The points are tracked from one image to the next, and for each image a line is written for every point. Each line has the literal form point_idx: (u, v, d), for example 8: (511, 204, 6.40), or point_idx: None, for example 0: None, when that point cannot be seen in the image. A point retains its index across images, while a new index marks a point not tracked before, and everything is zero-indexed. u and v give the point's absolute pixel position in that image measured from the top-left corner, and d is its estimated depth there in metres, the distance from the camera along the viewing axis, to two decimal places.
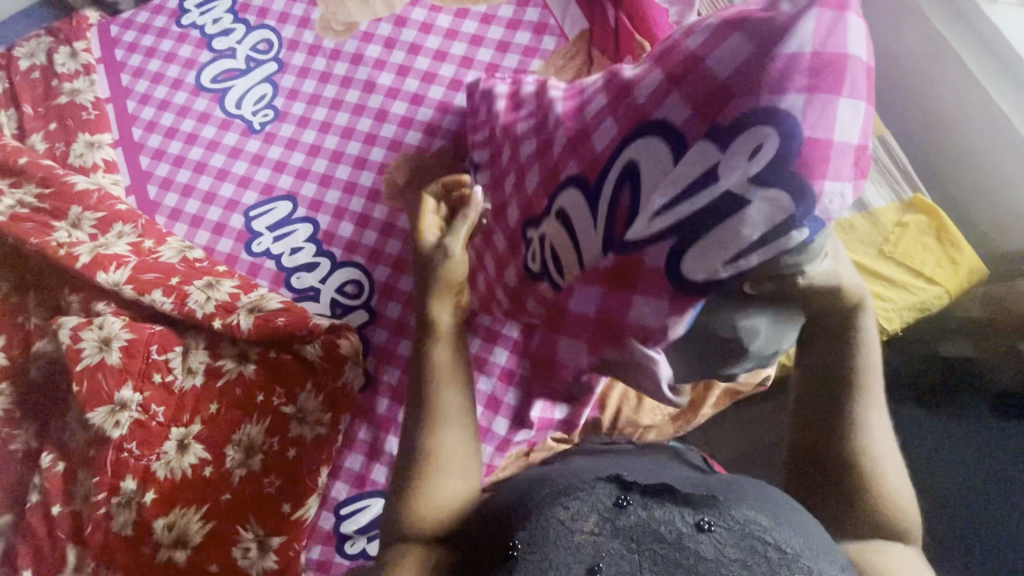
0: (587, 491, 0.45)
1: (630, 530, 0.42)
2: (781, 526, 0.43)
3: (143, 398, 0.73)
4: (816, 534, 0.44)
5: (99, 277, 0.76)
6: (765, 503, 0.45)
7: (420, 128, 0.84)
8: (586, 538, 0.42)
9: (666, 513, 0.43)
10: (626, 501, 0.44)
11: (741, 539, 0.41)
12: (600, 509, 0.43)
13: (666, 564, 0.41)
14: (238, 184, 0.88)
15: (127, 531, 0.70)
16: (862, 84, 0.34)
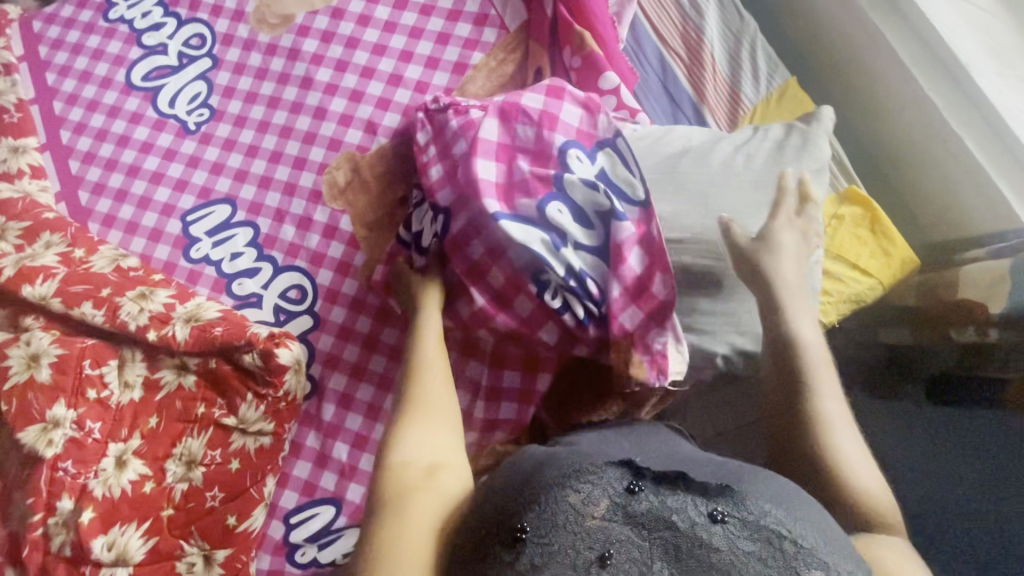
0: (599, 475, 0.46)
1: (640, 517, 0.44)
2: (798, 521, 0.43)
3: (77, 415, 0.70)
4: (831, 527, 0.45)
5: (26, 290, 0.73)
6: (784, 497, 0.46)
7: (360, 125, 0.81)
8: (596, 523, 0.43)
9: (678, 502, 0.44)
10: (638, 488, 0.45)
11: (754, 533, 0.42)
12: (610, 493, 0.45)
13: (676, 553, 0.42)
14: (174, 188, 0.85)
15: (67, 550, 0.67)
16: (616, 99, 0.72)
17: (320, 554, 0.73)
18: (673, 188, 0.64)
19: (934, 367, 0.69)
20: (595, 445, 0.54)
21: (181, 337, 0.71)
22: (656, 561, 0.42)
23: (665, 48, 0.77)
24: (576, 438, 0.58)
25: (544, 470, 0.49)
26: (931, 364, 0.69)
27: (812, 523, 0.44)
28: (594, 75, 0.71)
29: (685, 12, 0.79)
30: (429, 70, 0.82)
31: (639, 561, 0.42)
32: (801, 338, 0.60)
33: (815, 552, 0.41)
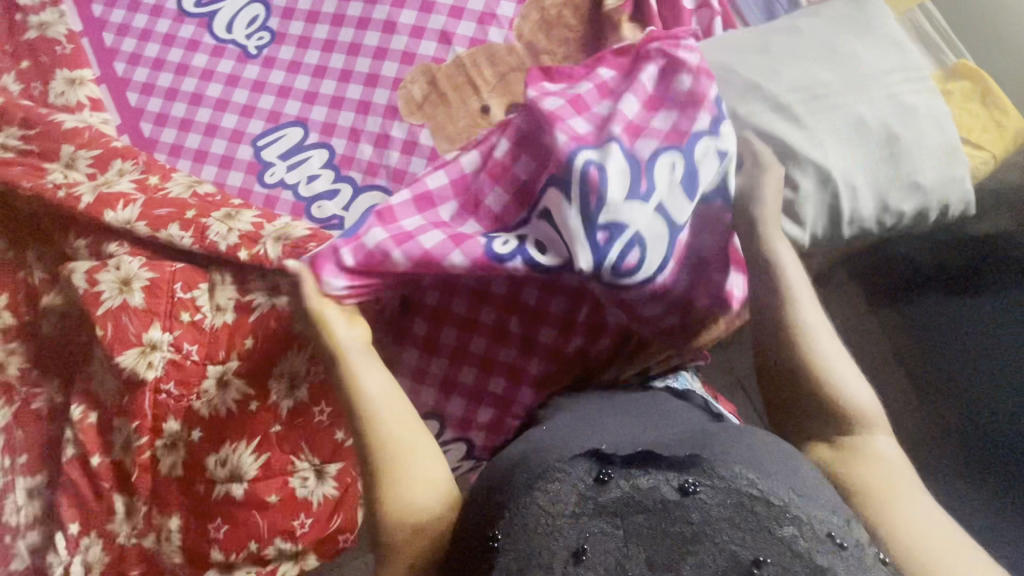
0: (565, 471, 0.45)
1: (613, 505, 0.42)
2: (768, 479, 0.43)
3: (173, 338, 0.69)
4: (812, 487, 0.43)
5: (108, 216, 0.71)
6: (754, 458, 0.45)
7: (433, 37, 0.79)
8: (567, 519, 0.42)
9: (650, 480, 0.43)
10: (606, 476, 0.44)
11: (724, 498, 0.41)
12: (580, 488, 0.43)
13: (652, 534, 0.40)
14: (240, 113, 0.82)
15: (179, 471, 0.68)
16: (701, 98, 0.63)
17: None
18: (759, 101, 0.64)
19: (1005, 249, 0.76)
20: (567, 424, 0.54)
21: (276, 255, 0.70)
22: (635, 547, 0.40)
23: None
24: (557, 420, 0.57)
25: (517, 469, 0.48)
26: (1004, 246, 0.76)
27: (782, 479, 0.43)
28: None
29: None
30: None
31: (617, 551, 0.40)
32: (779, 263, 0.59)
33: (790, 509, 0.41)
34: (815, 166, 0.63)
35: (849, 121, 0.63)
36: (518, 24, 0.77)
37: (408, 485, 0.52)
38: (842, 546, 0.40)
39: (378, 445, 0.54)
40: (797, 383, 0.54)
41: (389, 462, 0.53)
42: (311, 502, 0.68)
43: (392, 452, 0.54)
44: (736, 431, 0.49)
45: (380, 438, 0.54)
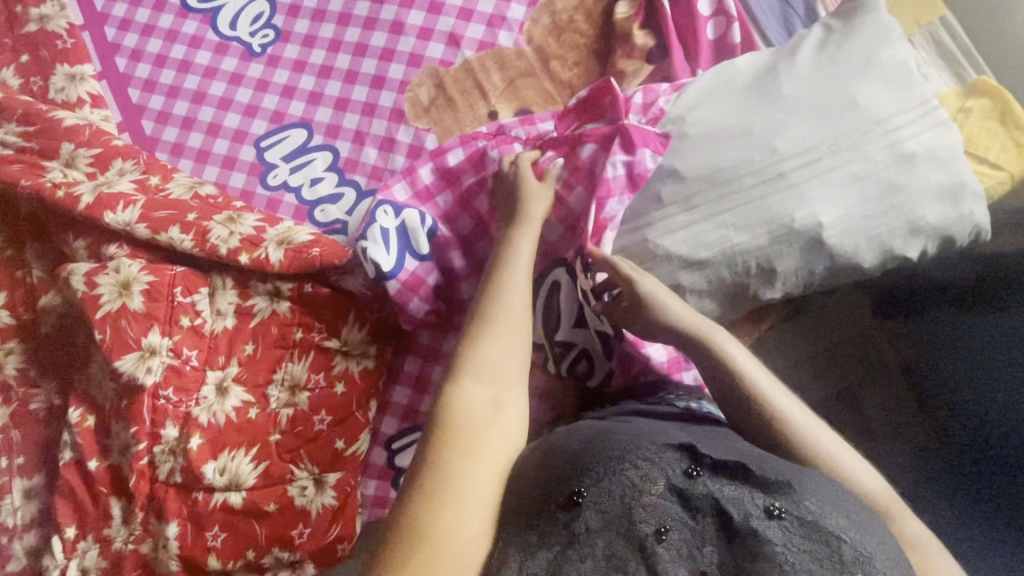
0: (656, 454, 0.43)
1: (696, 500, 0.41)
2: (858, 530, 0.40)
3: (173, 342, 0.68)
4: (891, 544, 0.41)
5: (107, 217, 0.70)
6: (846, 502, 0.42)
7: (441, 39, 0.77)
8: (653, 501, 0.41)
9: (736, 491, 0.41)
10: (697, 473, 0.42)
11: (809, 531, 0.39)
12: (669, 474, 0.42)
13: (728, 541, 0.40)
14: (244, 113, 0.81)
15: (176, 478, 0.66)
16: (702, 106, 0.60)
17: None
18: (777, 112, 0.57)
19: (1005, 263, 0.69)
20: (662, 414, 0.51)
21: (278, 259, 0.68)
22: (706, 545, 0.40)
23: None
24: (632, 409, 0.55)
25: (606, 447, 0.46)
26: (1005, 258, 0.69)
27: (866, 531, 0.40)
28: None
29: None
30: None
31: (692, 543, 0.40)
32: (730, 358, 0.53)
33: (873, 560, 0.38)
34: (817, 182, 0.55)
35: (860, 131, 0.56)
36: (528, 28, 0.75)
37: (485, 414, 0.48)
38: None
39: (505, 343, 0.52)
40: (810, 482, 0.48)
41: (475, 372, 0.50)
42: (309, 511, 0.67)
43: (492, 355, 0.51)
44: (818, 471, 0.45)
45: (483, 350, 0.52)
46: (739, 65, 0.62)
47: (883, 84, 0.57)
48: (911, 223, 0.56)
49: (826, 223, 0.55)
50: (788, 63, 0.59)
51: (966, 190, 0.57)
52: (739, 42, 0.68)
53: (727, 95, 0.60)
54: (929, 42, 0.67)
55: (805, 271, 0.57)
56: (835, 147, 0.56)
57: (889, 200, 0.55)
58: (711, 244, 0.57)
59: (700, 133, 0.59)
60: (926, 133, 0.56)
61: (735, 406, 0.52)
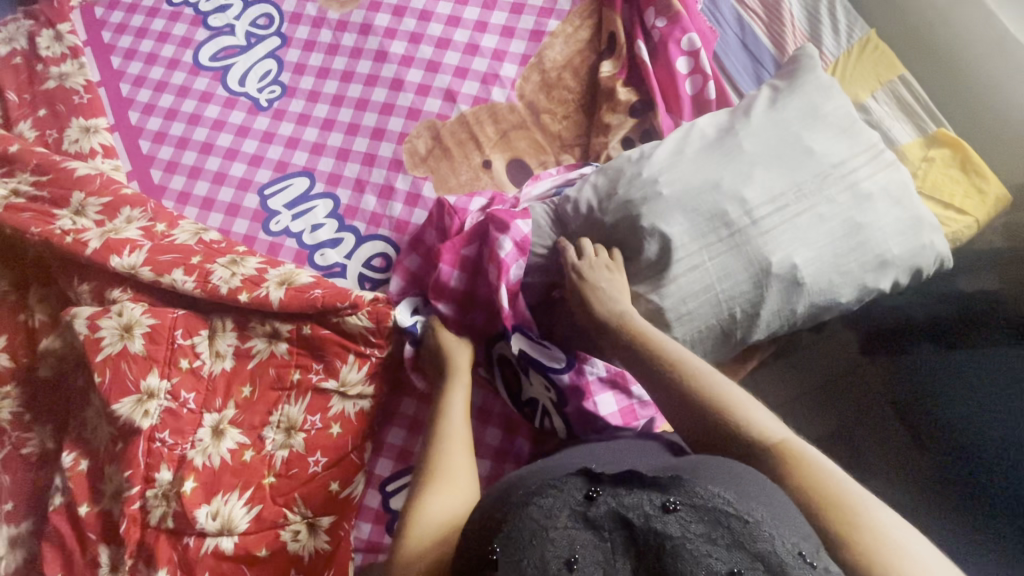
0: (557, 488, 0.45)
1: (600, 521, 0.42)
2: (746, 501, 0.43)
3: (171, 385, 0.69)
4: (784, 509, 0.44)
5: (113, 261, 0.72)
6: (732, 480, 0.45)
7: (439, 94, 0.82)
8: (560, 532, 0.42)
9: (634, 498, 0.43)
10: (595, 493, 0.44)
11: (706, 515, 0.41)
12: (570, 503, 0.44)
13: (637, 549, 0.41)
14: (249, 163, 0.85)
15: (168, 522, 0.66)
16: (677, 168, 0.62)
17: None
18: (745, 163, 0.60)
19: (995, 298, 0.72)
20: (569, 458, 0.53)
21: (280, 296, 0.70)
22: (617, 562, 0.41)
23: (743, 9, 0.78)
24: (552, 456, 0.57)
25: (513, 490, 0.48)
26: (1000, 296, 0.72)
27: (757, 500, 0.43)
28: (675, 34, 0.73)
29: None
30: (506, 39, 0.83)
31: (604, 563, 0.41)
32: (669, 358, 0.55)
33: (763, 526, 0.41)
34: (787, 227, 0.59)
35: (817, 176, 0.60)
36: (520, 84, 0.80)
37: (431, 538, 0.54)
38: (813, 566, 0.40)
39: (440, 490, 0.57)
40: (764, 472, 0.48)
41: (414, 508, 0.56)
42: (302, 556, 0.67)
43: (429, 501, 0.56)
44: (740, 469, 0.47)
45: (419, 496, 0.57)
46: (697, 128, 0.65)
47: (843, 137, 0.62)
48: (879, 258, 0.59)
49: (800, 264, 0.58)
50: (744, 123, 0.63)
51: (923, 223, 0.61)
52: (714, 99, 0.72)
53: (689, 156, 0.62)
54: (889, 97, 0.71)
55: (785, 311, 0.60)
56: (800, 197, 0.59)
57: (853, 239, 0.59)
58: (697, 294, 0.59)
59: (677, 195, 0.60)
60: (878, 173, 0.61)
61: (682, 406, 0.53)
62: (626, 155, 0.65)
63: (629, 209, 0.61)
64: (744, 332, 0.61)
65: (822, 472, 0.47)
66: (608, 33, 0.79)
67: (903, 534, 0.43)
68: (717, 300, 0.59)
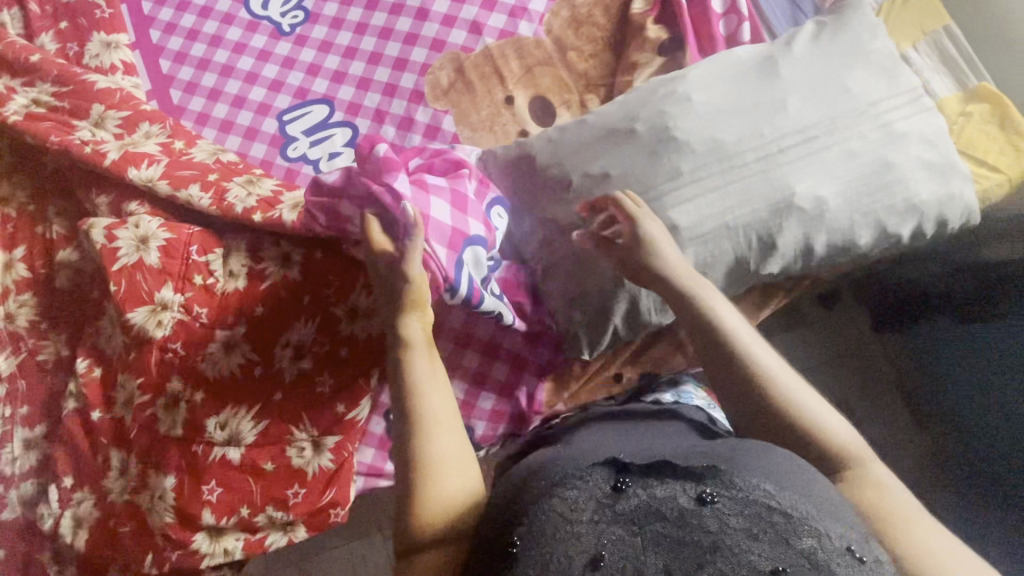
0: (583, 478, 0.44)
1: (629, 514, 0.41)
2: (789, 492, 0.41)
3: (185, 299, 0.70)
4: (826, 497, 0.42)
5: (131, 173, 0.72)
6: (773, 469, 0.43)
7: (464, 26, 0.80)
8: (586, 526, 0.41)
9: (666, 490, 0.42)
10: (624, 485, 0.42)
11: (743, 508, 0.40)
12: (597, 495, 0.42)
13: (671, 543, 0.39)
14: (269, 87, 0.84)
15: (178, 430, 0.67)
16: (714, 90, 0.59)
17: None
18: (780, 95, 0.57)
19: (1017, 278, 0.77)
20: (590, 445, 0.52)
21: (379, 158, 0.59)
22: (648, 558, 0.39)
23: None
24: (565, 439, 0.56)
25: (541, 474, 0.47)
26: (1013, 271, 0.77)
27: (800, 491, 0.42)
28: None
29: None
30: None
31: (633, 558, 0.39)
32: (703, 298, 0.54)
33: (805, 520, 0.40)
34: (812, 160, 0.56)
35: (852, 112, 0.57)
36: (548, 20, 0.78)
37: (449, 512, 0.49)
38: (862, 561, 0.39)
39: (444, 466, 0.50)
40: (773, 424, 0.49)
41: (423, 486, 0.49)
42: (306, 472, 0.68)
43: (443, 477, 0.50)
44: (765, 445, 0.46)
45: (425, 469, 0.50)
46: (737, 53, 0.61)
47: (882, 75, 0.58)
48: (906, 201, 0.57)
49: (826, 197, 0.56)
50: (786, 52, 0.60)
51: (955, 170, 0.58)
52: (750, 41, 0.70)
53: (731, 75, 0.59)
54: (932, 48, 0.68)
55: (803, 243, 0.57)
56: (825, 133, 0.56)
57: (881, 178, 0.56)
58: (713, 216, 0.57)
59: (704, 112, 0.58)
60: (914, 116, 0.58)
61: (710, 349, 0.53)
62: (659, 77, 0.63)
63: (664, 127, 0.58)
64: (758, 263, 0.58)
65: (838, 434, 0.48)
66: None
67: (906, 497, 0.46)
68: (730, 226, 0.57)
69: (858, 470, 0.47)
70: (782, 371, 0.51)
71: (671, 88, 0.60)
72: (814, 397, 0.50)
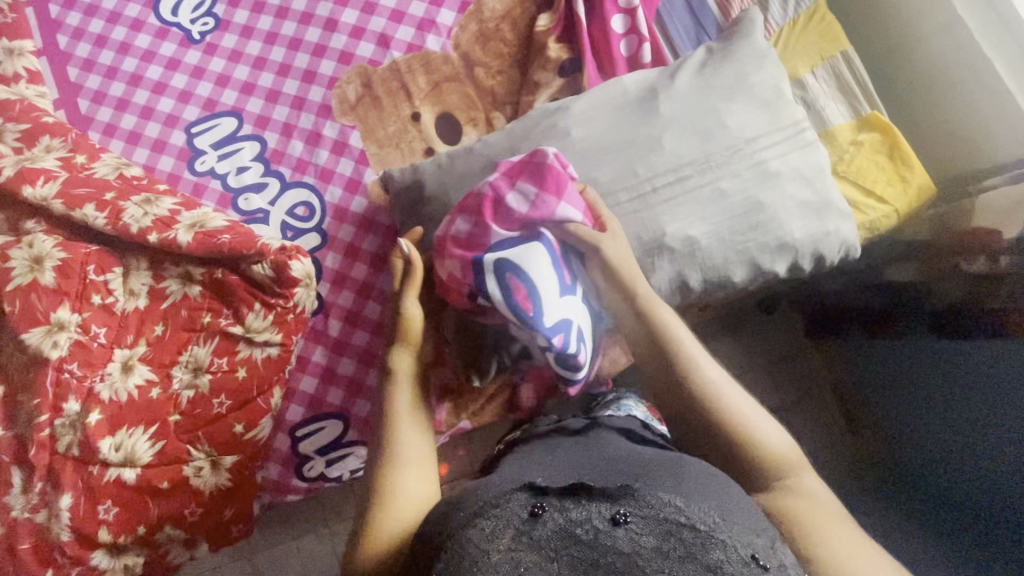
0: (499, 507, 0.41)
1: (546, 541, 0.39)
2: (698, 504, 0.41)
3: (82, 319, 0.70)
4: (735, 507, 0.42)
5: (26, 191, 0.71)
6: (685, 482, 0.43)
7: (372, 39, 0.78)
8: (502, 556, 0.39)
9: (582, 513, 0.40)
10: (541, 510, 0.41)
11: (655, 526, 0.39)
12: (514, 523, 0.40)
13: (584, 568, 0.38)
14: (178, 98, 0.82)
15: (75, 450, 0.67)
16: (592, 122, 0.60)
17: (327, 469, 0.77)
18: (653, 133, 0.59)
19: (940, 301, 0.76)
20: (523, 465, 0.49)
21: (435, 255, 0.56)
22: None
23: None
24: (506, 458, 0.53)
25: (467, 495, 0.45)
26: (939, 298, 0.77)
27: (714, 503, 0.42)
28: None
29: None
30: None
31: None
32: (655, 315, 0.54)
33: (714, 532, 0.39)
34: (685, 200, 0.58)
35: (726, 150, 0.58)
36: (456, 34, 0.77)
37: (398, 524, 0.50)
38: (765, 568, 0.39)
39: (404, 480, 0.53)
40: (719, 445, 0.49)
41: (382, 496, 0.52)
42: (203, 491, 0.71)
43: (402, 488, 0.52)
44: (687, 463, 0.47)
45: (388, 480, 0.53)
46: (624, 82, 0.62)
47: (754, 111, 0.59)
48: (778, 240, 0.58)
49: (696, 236, 0.58)
50: (668, 83, 0.60)
51: (830, 208, 0.59)
52: (650, 63, 0.70)
53: (611, 105, 0.61)
54: (830, 74, 0.68)
55: (677, 279, 0.59)
56: (698, 172, 0.58)
57: (754, 217, 0.58)
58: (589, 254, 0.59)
59: (580, 147, 0.60)
60: (790, 153, 0.59)
61: (660, 369, 0.53)
62: (546, 107, 0.64)
63: None
64: None
65: (779, 455, 0.48)
66: None
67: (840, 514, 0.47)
68: None
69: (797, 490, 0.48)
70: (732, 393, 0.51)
71: (552, 120, 0.61)
72: (761, 417, 0.50)
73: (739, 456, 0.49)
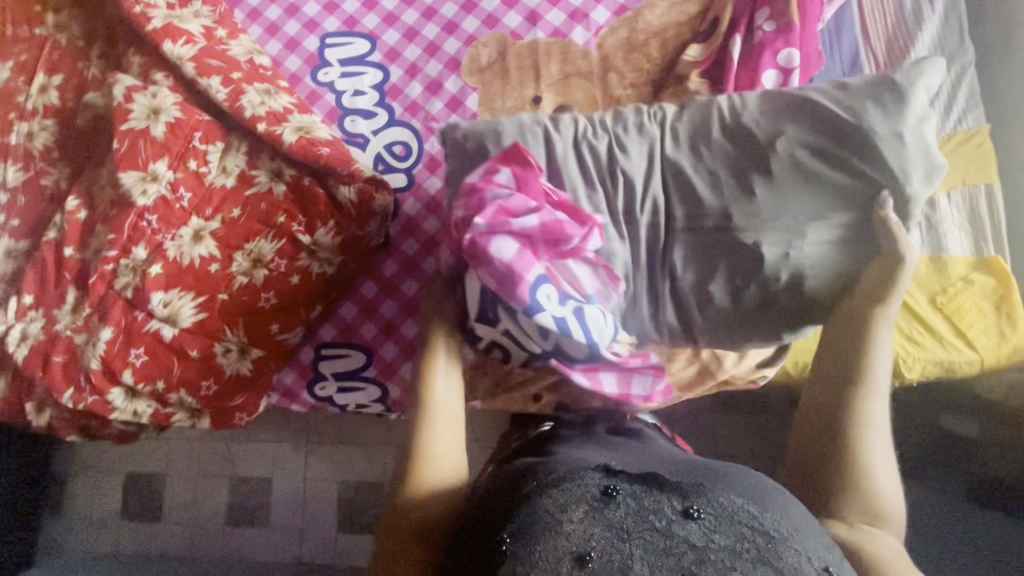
0: (575, 484, 0.42)
1: (618, 519, 0.39)
2: (768, 513, 0.41)
3: (174, 178, 0.74)
4: (804, 523, 0.42)
5: (166, 46, 0.74)
6: (755, 493, 0.43)
7: (523, 12, 0.78)
8: (576, 525, 0.39)
9: (654, 501, 0.40)
10: (614, 491, 0.41)
11: (729, 526, 0.39)
12: (586, 497, 0.41)
13: (656, 553, 0.37)
14: (324, 6, 0.84)
15: (129, 293, 0.72)
16: (686, 136, 0.59)
17: (336, 394, 0.81)
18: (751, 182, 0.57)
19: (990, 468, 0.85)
20: (593, 456, 0.51)
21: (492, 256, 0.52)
22: (636, 564, 0.37)
23: (865, 45, 0.76)
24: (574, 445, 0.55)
25: (539, 471, 0.47)
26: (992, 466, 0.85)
27: (788, 520, 0.41)
28: (776, 44, 0.67)
29: (903, 17, 0.77)
30: None
31: (623, 565, 0.37)
32: (862, 328, 0.56)
33: (787, 540, 0.39)
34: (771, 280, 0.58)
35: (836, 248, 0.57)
36: (604, 34, 0.76)
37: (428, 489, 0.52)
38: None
39: (429, 447, 0.55)
40: (838, 451, 0.52)
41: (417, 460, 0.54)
42: (225, 372, 0.74)
43: (437, 454, 0.55)
44: (768, 481, 0.46)
45: (422, 448, 0.55)
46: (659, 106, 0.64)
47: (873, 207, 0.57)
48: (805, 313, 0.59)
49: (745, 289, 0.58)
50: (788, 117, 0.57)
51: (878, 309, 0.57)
52: None
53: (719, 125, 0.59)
54: (964, 202, 0.73)
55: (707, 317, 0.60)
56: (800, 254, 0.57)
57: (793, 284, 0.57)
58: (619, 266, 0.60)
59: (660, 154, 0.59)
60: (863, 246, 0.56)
61: (837, 366, 0.56)
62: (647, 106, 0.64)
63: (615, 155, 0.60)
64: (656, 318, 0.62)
65: (880, 490, 0.50)
66: (710, 19, 0.73)
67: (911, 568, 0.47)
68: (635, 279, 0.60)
69: (875, 526, 0.49)
70: (878, 424, 0.54)
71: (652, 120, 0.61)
72: (890, 459, 0.52)
73: (846, 464, 0.52)
